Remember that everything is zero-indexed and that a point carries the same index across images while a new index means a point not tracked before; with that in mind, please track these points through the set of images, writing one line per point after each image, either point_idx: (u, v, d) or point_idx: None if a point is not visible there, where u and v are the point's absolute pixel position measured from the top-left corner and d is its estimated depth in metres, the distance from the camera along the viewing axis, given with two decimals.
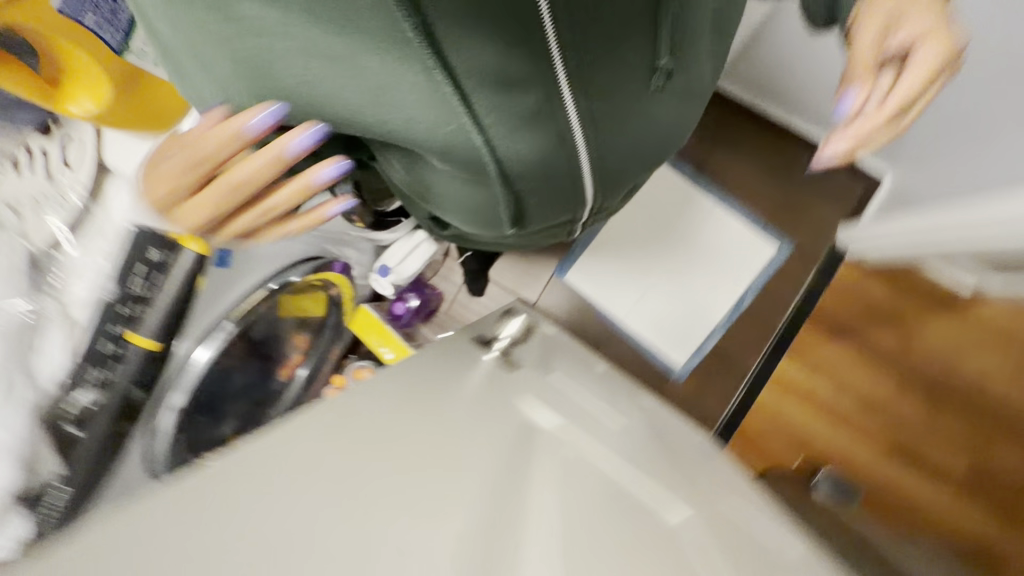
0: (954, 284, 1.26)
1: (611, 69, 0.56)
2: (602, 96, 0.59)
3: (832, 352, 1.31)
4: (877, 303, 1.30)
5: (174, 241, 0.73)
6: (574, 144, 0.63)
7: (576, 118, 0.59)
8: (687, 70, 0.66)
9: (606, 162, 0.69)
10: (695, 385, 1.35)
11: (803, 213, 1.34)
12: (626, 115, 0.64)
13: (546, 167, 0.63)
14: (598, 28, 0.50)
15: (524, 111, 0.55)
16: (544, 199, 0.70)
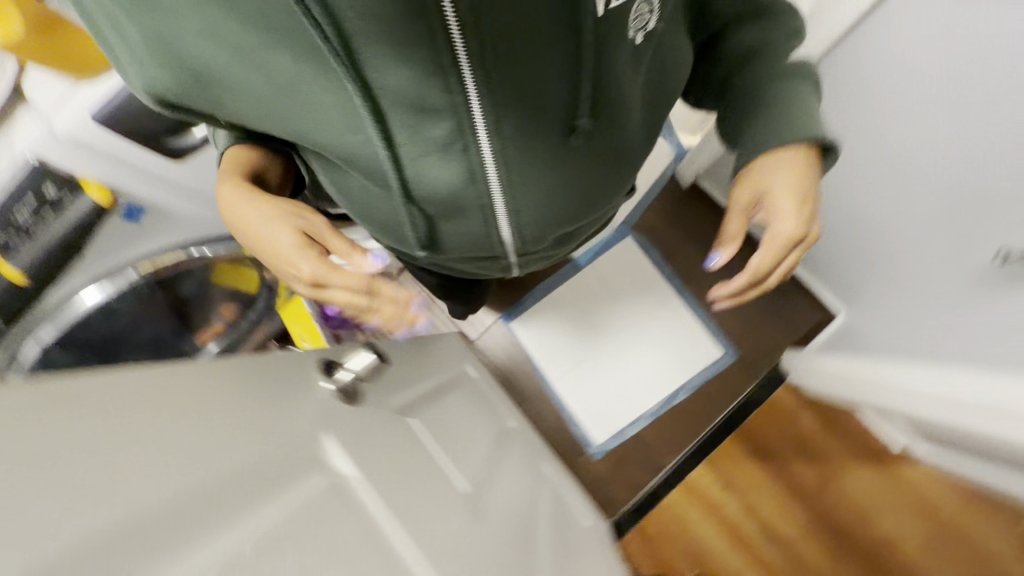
0: (886, 439, 1.23)
1: (531, 121, 0.57)
2: (520, 147, 0.60)
3: (749, 472, 1.28)
4: (805, 435, 1.28)
5: (77, 182, 0.71)
6: (486, 186, 0.63)
7: (492, 160, 0.59)
8: (615, 138, 0.69)
9: (527, 212, 0.70)
10: (607, 465, 1.33)
11: (755, 326, 1.33)
12: (547, 170, 0.65)
13: (456, 199, 0.64)
14: (517, 79, 0.52)
15: (437, 144, 0.55)
16: (456, 229, 0.71)
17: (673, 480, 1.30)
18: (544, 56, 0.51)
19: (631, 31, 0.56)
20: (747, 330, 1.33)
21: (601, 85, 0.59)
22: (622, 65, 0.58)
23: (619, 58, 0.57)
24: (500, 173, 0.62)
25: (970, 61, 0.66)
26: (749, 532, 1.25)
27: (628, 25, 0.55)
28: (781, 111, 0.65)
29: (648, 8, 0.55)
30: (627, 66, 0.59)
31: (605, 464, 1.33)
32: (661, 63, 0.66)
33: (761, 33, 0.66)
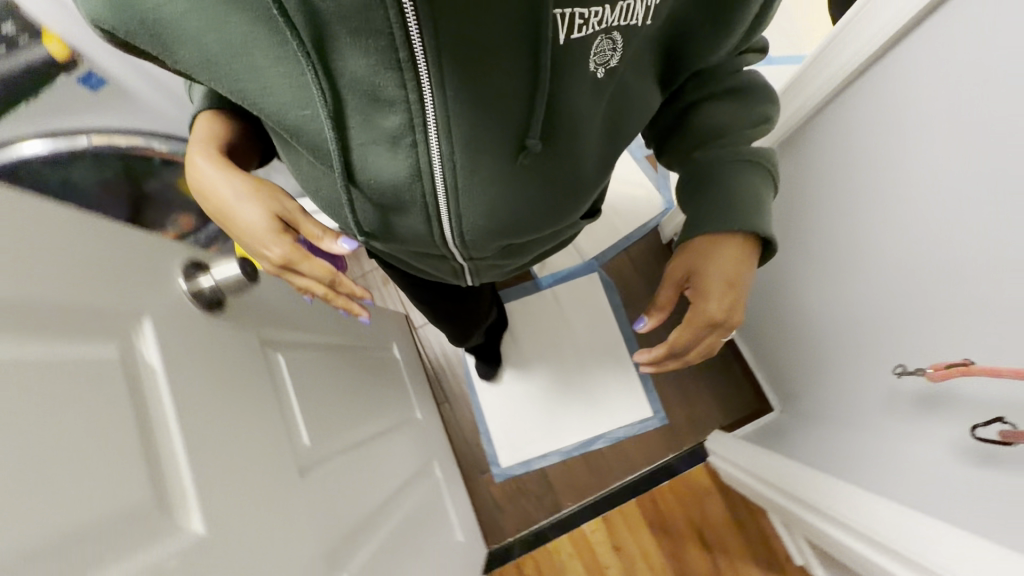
0: (789, 550, 1.18)
1: (483, 131, 0.54)
2: (473, 156, 0.56)
3: (643, 542, 1.22)
4: (709, 522, 1.22)
5: (38, 31, 0.89)
6: (434, 189, 0.59)
7: (439, 162, 0.56)
8: (570, 169, 0.67)
9: (472, 227, 0.65)
10: (505, 490, 1.29)
11: (692, 397, 1.31)
12: (496, 187, 0.61)
13: (400, 197, 0.60)
14: (473, 84, 0.50)
15: (387, 134, 0.53)
16: (401, 227, 0.66)
17: (565, 526, 1.24)
18: (502, 68, 0.50)
19: (590, 64, 0.56)
20: (682, 399, 1.31)
21: (557, 109, 0.58)
22: (575, 93, 0.58)
23: (575, 87, 0.57)
24: (446, 179, 0.58)
25: (917, 172, 0.67)
26: None
27: (586, 56, 0.55)
28: (737, 190, 0.71)
29: (608, 43, 0.56)
30: (582, 95, 0.59)
31: (503, 488, 1.29)
32: (620, 102, 0.67)
33: (733, 113, 0.73)
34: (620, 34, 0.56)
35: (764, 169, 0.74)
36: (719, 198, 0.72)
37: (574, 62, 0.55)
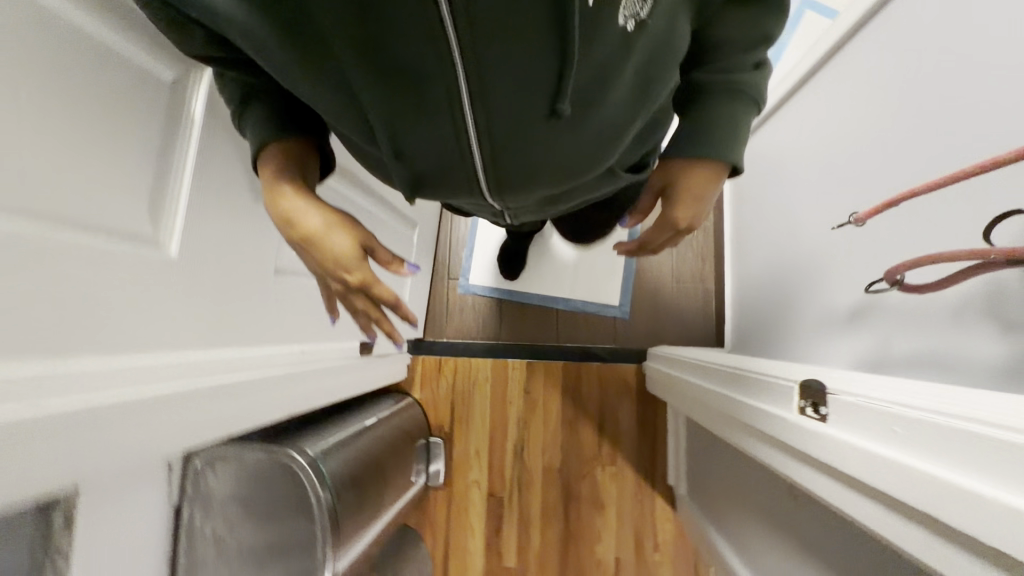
0: (667, 461, 1.28)
1: (514, 100, 0.46)
2: (510, 115, 0.47)
3: (549, 399, 1.32)
4: (614, 412, 1.31)
5: None
6: (472, 143, 0.51)
7: (477, 130, 0.49)
8: (611, 141, 0.57)
9: (507, 180, 0.58)
10: (459, 301, 1.38)
11: (658, 308, 1.35)
12: (530, 153, 0.54)
13: (440, 148, 0.52)
14: (503, 53, 0.40)
15: (423, 96, 0.45)
16: (444, 178, 0.59)
17: (492, 355, 1.35)
18: (526, 40, 0.40)
19: (620, 21, 0.41)
20: (649, 305, 1.35)
21: (584, 81, 0.46)
22: (603, 60, 0.44)
23: (606, 53, 0.44)
24: (483, 134, 0.50)
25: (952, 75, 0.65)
26: (508, 439, 1.32)
27: (617, 10, 0.40)
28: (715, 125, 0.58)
29: None
30: (621, 60, 0.45)
31: (459, 299, 1.38)
32: (667, 59, 0.51)
33: (740, 34, 0.54)
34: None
35: (748, 104, 0.59)
36: (697, 131, 0.59)
37: (604, 27, 0.41)
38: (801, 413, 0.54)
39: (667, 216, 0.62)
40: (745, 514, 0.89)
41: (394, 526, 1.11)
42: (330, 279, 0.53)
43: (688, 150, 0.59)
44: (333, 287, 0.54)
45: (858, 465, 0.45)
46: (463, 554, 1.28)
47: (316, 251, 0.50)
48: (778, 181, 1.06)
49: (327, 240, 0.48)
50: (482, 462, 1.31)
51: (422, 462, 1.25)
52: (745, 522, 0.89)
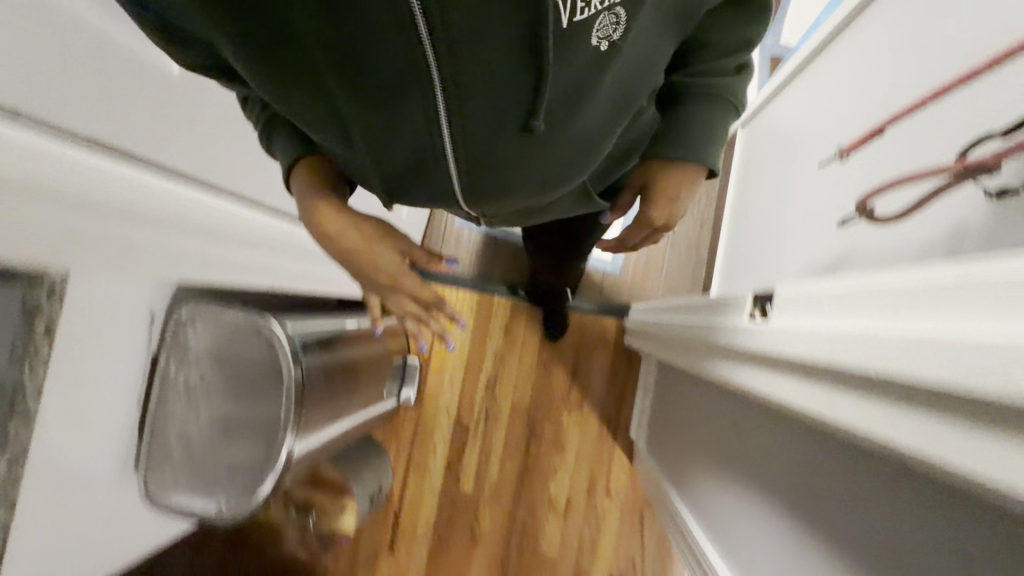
0: (630, 414, 1.32)
1: (488, 115, 0.47)
2: (486, 132, 0.48)
3: (527, 340, 1.35)
4: (588, 361, 1.34)
5: None
6: (447, 161, 0.51)
7: (453, 144, 0.49)
8: (586, 156, 0.58)
9: (483, 197, 0.58)
10: (453, 232, 1.39)
11: (647, 267, 1.36)
12: (507, 169, 0.54)
13: (413, 164, 0.53)
14: (478, 66, 0.42)
15: (397, 110, 0.46)
16: (418, 192, 0.59)
17: (478, 290, 1.37)
18: (498, 54, 0.41)
19: (592, 40, 0.44)
20: (638, 263, 1.37)
21: (557, 98, 0.47)
22: (576, 76, 0.46)
23: (578, 70, 0.46)
24: (457, 151, 0.50)
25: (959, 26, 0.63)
26: (481, 372, 1.35)
27: (588, 30, 0.43)
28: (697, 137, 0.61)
29: (615, 12, 0.43)
30: (595, 77, 0.47)
31: (453, 231, 1.40)
32: (640, 76, 0.53)
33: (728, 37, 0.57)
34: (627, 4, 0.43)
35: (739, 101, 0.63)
36: (681, 129, 0.61)
37: (576, 43, 0.43)
38: (751, 319, 0.56)
39: (641, 218, 0.66)
40: (701, 452, 0.93)
41: (359, 431, 1.15)
42: (380, 284, 0.63)
43: (673, 148, 0.61)
44: (382, 290, 0.64)
45: (785, 341, 0.46)
46: (424, 472, 1.35)
47: (365, 266, 0.59)
48: (782, 149, 1.06)
49: (373, 258, 0.57)
50: (454, 391, 1.35)
51: (395, 381, 1.28)
52: (701, 460, 0.92)
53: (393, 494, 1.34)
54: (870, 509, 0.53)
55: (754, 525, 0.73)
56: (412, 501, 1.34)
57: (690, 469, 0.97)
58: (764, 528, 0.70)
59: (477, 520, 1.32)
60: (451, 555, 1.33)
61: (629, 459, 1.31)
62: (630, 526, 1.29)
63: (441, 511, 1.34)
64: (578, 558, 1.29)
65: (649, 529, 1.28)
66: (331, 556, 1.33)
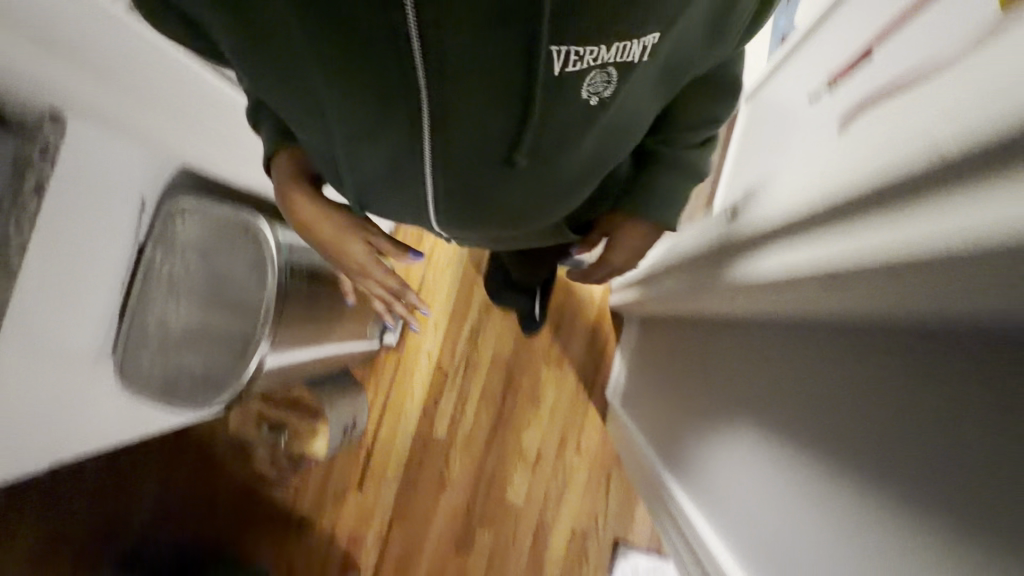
0: (608, 376, 1.34)
1: (470, 141, 0.50)
2: (465, 154, 0.52)
3: None
4: (572, 321, 1.35)
5: None
6: (426, 173, 0.55)
7: (434, 162, 0.53)
8: (559, 190, 0.62)
9: (454, 211, 0.62)
10: None
11: None
12: (483, 192, 0.58)
13: (396, 172, 0.57)
14: (467, 95, 0.46)
15: (388, 125, 0.50)
16: (398, 199, 0.62)
17: None
18: (489, 91, 0.45)
19: (580, 94, 0.48)
20: None
21: (540, 137, 0.51)
22: (561, 122, 0.50)
23: (563, 115, 0.49)
24: (436, 165, 0.54)
25: None
26: (465, 322, 1.37)
27: (577, 86, 0.47)
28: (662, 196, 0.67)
29: (605, 74, 0.47)
30: (578, 124, 0.51)
31: None
32: (620, 129, 0.57)
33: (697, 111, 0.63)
34: (618, 68, 0.47)
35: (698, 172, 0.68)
36: (659, 192, 0.67)
37: (565, 94, 0.47)
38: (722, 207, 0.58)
39: (603, 260, 0.76)
40: (700, 424, 0.75)
41: (339, 361, 1.17)
42: (352, 267, 0.76)
43: (635, 204, 0.68)
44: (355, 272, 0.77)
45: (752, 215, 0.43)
46: (400, 413, 1.37)
47: (339, 253, 0.73)
48: None
49: (346, 247, 0.71)
50: (436, 338, 1.37)
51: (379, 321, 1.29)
52: (700, 435, 0.74)
53: (367, 432, 1.36)
54: (896, 430, 0.36)
55: (762, 507, 0.53)
56: (385, 440, 1.36)
57: (690, 451, 0.77)
58: (775, 512, 0.51)
59: (447, 464, 1.34)
60: (418, 496, 1.35)
61: (602, 420, 1.32)
62: (596, 484, 1.31)
63: (413, 454, 1.36)
64: (543, 511, 1.31)
65: (614, 487, 1.30)
66: (301, 483, 1.35)
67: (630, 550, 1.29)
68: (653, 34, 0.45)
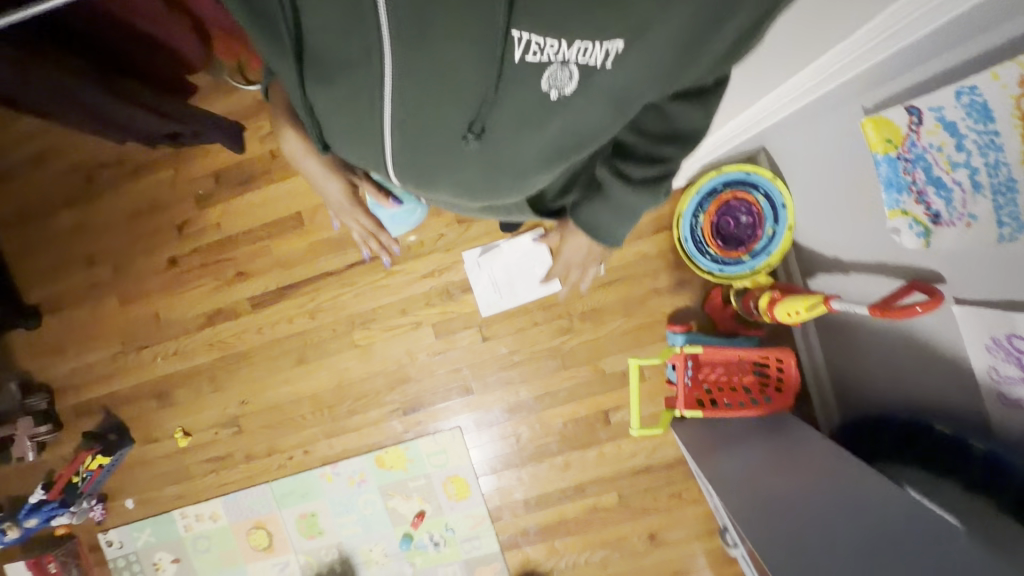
0: None
1: (427, 106, 0.63)
2: (422, 109, 0.63)
3: None
4: None
5: None
6: (382, 133, 0.67)
7: (388, 117, 0.65)
8: (509, 181, 0.73)
9: (407, 171, 0.73)
10: None
11: None
12: (434, 152, 0.69)
13: (361, 128, 0.68)
14: (424, 57, 0.58)
15: (360, 87, 0.63)
16: (362, 153, 0.73)
17: None
18: (461, 55, 0.58)
19: (543, 83, 0.59)
20: None
21: (500, 116, 0.63)
22: (525, 106, 0.62)
23: (525, 100, 0.61)
24: (392, 122, 0.65)
25: None
26: None
27: (540, 74, 0.59)
28: (635, 203, 0.79)
29: (565, 71, 0.58)
30: (535, 113, 0.63)
31: None
32: (572, 145, 0.67)
33: (658, 130, 0.73)
34: (580, 67, 0.58)
35: (639, 205, 0.79)
36: (622, 207, 0.80)
37: (529, 78, 0.59)
38: None
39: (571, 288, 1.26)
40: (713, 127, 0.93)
41: None
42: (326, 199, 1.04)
43: (611, 204, 0.80)
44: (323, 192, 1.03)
45: None
46: None
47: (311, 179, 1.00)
48: None
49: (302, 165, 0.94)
50: None
51: None
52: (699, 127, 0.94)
53: None
54: None
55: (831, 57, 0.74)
56: None
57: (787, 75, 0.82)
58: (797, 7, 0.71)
59: None
60: None
61: None
62: None
63: None
64: None
65: None
66: None
67: (539, 237, 1.40)
68: (616, 43, 0.56)
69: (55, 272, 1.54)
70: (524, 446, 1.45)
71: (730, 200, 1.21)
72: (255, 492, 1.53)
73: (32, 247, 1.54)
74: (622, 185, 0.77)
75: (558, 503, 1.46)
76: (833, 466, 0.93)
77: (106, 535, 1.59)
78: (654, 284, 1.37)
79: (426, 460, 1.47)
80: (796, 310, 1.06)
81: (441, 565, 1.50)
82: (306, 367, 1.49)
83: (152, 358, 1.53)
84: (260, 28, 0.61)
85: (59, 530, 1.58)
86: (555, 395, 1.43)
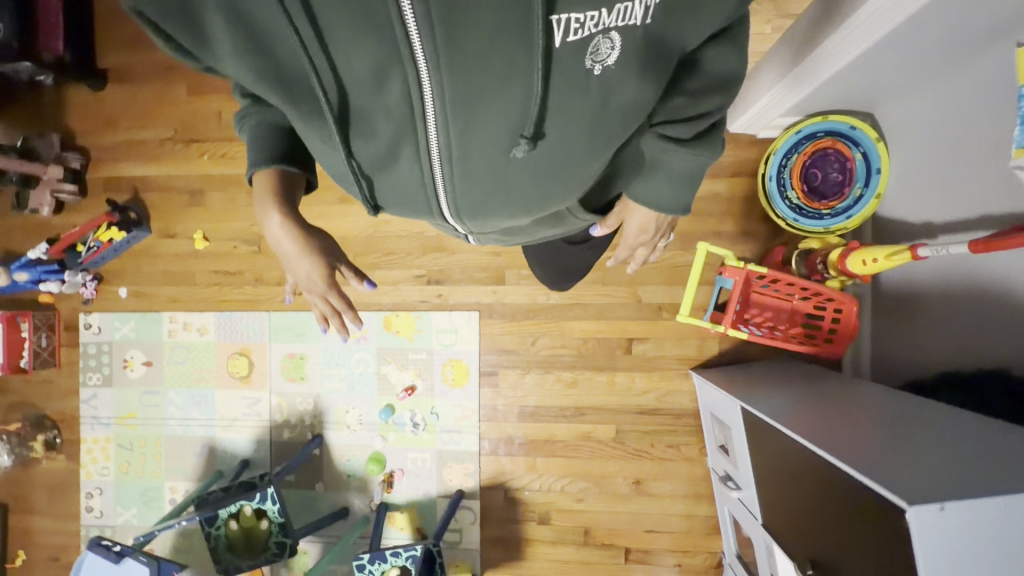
0: None
1: (479, 130, 0.50)
2: (475, 133, 0.50)
3: None
4: None
5: None
6: (435, 173, 0.55)
7: (438, 153, 0.52)
8: (566, 185, 0.59)
9: (465, 206, 0.59)
10: None
11: None
12: (492, 177, 0.55)
13: (409, 176, 0.55)
14: (466, 70, 0.45)
15: (403, 130, 0.50)
16: (417, 203, 0.60)
17: None
18: (501, 64, 0.45)
19: (585, 62, 0.47)
20: None
21: (557, 115, 0.50)
22: (579, 102, 0.50)
23: (575, 95, 0.49)
24: (442, 157, 0.52)
25: None
26: None
27: (584, 51, 0.47)
28: (698, 161, 0.68)
29: (609, 39, 0.47)
30: (590, 106, 0.50)
31: None
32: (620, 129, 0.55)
33: (697, 85, 0.63)
34: (622, 31, 0.47)
35: (698, 163, 0.69)
36: (683, 174, 0.69)
37: (576, 66, 0.47)
38: None
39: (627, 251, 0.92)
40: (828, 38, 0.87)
41: None
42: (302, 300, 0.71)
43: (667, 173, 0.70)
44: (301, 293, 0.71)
45: None
46: None
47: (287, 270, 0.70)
48: None
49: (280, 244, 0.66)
50: None
51: None
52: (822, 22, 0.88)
53: None
54: None
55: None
56: None
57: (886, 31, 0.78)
58: None
59: None
60: None
61: None
62: None
63: None
64: None
65: None
66: None
67: None
68: None
69: (134, 46, 1.52)
70: (538, 350, 1.39)
71: (827, 149, 1.19)
72: (251, 318, 1.47)
73: (121, 15, 1.52)
74: (676, 144, 0.66)
75: (553, 420, 1.39)
76: (888, 413, 0.87)
77: (88, 317, 1.53)
78: (717, 228, 1.34)
79: (435, 335, 1.42)
80: (876, 258, 1.01)
81: (413, 450, 1.42)
82: (347, 207, 1.44)
83: (198, 155, 1.49)
84: (287, 102, 0.49)
85: (43, 296, 1.52)
86: (585, 309, 1.38)
